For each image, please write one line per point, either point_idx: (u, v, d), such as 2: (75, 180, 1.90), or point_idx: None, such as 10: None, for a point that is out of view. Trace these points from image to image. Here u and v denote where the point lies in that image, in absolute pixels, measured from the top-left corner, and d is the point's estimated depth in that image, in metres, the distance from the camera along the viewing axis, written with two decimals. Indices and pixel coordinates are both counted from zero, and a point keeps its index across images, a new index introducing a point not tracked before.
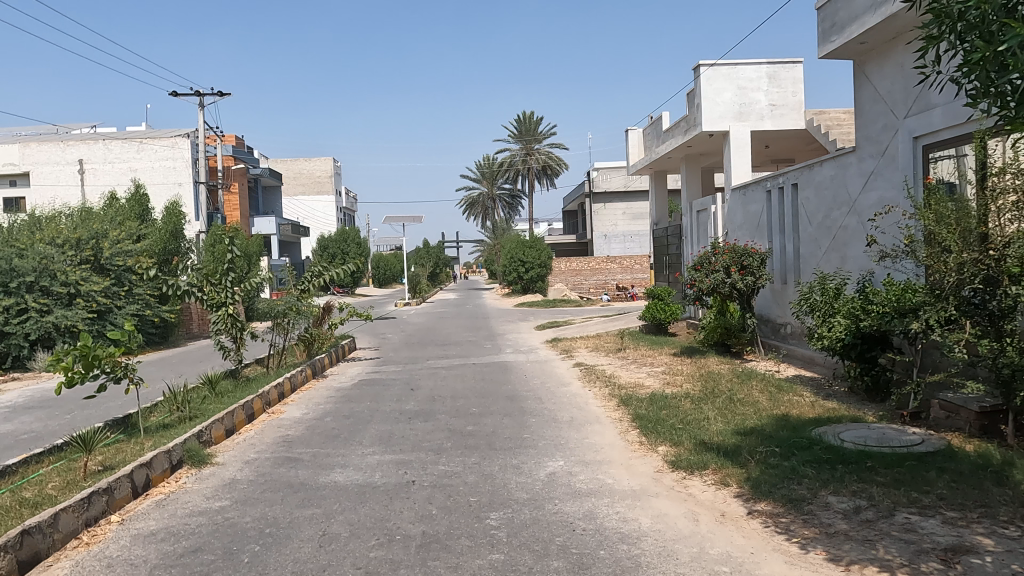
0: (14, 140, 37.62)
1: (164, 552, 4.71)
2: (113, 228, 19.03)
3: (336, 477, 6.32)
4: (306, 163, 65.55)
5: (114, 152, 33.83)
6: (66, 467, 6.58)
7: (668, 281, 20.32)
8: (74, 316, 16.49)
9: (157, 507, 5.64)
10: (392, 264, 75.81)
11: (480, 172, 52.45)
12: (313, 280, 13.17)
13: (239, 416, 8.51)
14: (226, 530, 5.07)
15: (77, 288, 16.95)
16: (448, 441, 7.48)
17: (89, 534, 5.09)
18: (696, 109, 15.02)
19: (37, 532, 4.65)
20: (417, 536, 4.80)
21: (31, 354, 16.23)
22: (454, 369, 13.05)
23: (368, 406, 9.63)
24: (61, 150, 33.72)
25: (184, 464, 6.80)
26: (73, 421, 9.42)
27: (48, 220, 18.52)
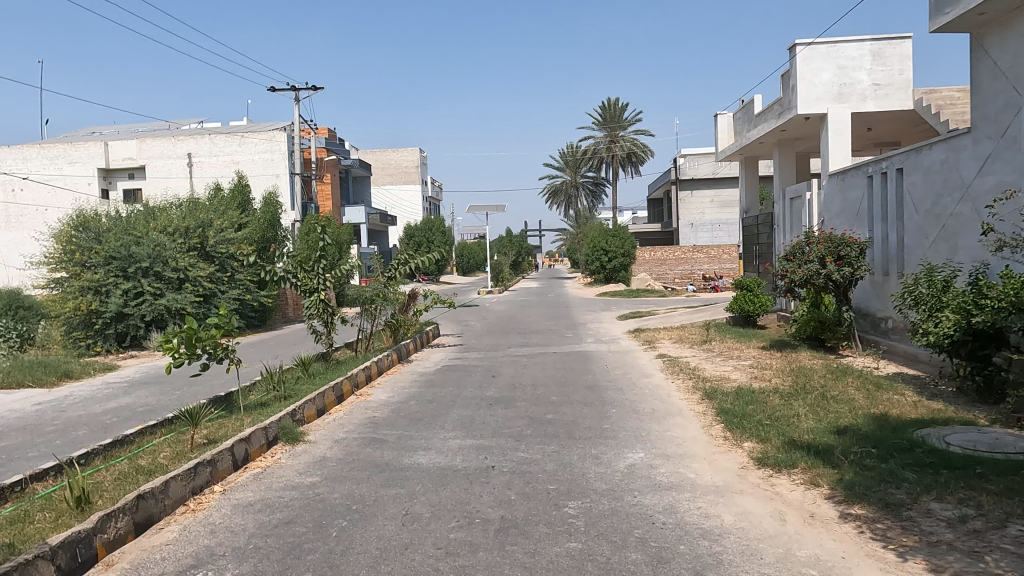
0: (132, 136, 40.76)
1: (261, 522, 5.01)
2: (218, 218, 20.27)
3: (419, 459, 6.51)
4: (393, 153, 67.41)
5: (219, 146, 35.93)
6: (176, 438, 7.11)
7: (758, 272, 19.57)
8: (183, 300, 17.74)
9: (255, 480, 6.01)
10: (475, 252, 76.94)
11: (564, 160, 52.18)
12: (399, 267, 13.60)
13: (330, 397, 8.93)
14: (317, 504, 5.34)
15: (186, 273, 18.22)
16: (528, 429, 7.53)
17: (195, 501, 5.48)
18: (791, 91, 14.31)
19: (150, 497, 5.05)
20: (496, 521, 4.88)
21: (146, 334, 17.62)
22: (535, 357, 13.11)
23: (450, 391, 9.83)
24: (172, 144, 36.20)
25: (280, 441, 7.20)
26: (182, 397, 10.18)
27: (162, 209, 19.93)
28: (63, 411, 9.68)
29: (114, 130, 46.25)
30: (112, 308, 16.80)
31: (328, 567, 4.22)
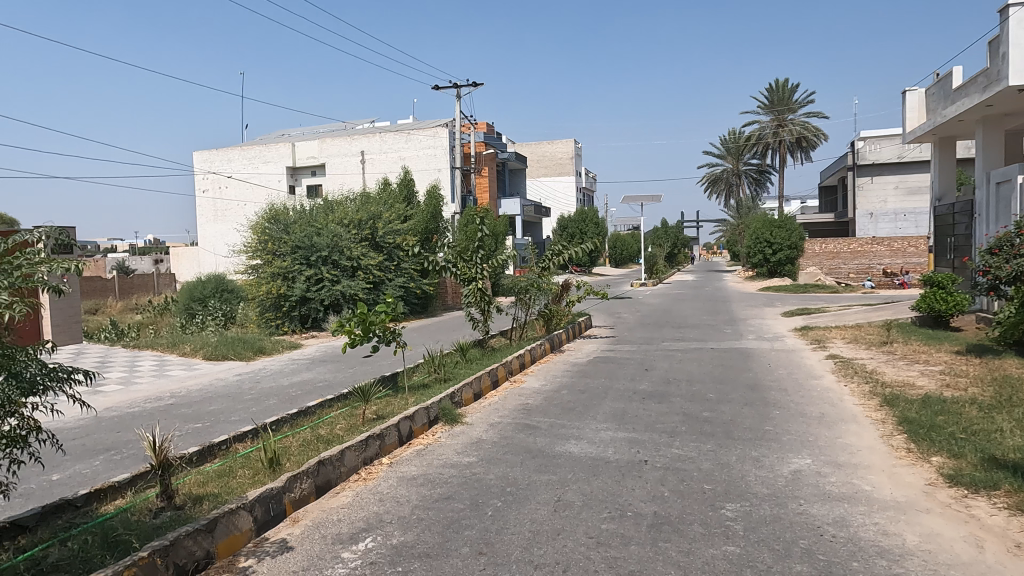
0: (315, 136, 44.92)
1: (423, 495, 5.34)
2: (387, 210, 21.77)
3: (570, 448, 6.57)
4: (549, 146, 68.27)
5: (388, 143, 38.40)
6: (350, 413, 7.77)
7: (952, 267, 17.37)
8: (356, 286, 19.30)
9: (417, 455, 6.41)
10: (628, 244, 75.88)
11: (725, 148, 49.73)
12: (553, 258, 13.77)
13: (486, 382, 9.28)
14: (474, 483, 5.58)
15: (359, 262, 19.79)
16: (682, 425, 7.31)
17: (366, 471, 5.97)
18: (1001, 60, 12.48)
19: (329, 463, 5.57)
20: (648, 515, 4.80)
21: (325, 316, 19.38)
22: (691, 353, 12.68)
23: (602, 383, 9.80)
24: (348, 143, 39.35)
25: (440, 421, 7.61)
26: (354, 375, 11.10)
27: (339, 202, 21.74)
28: (258, 382, 10.96)
29: (300, 131, 51.26)
30: (297, 293, 18.68)
31: (484, 544, 4.40)
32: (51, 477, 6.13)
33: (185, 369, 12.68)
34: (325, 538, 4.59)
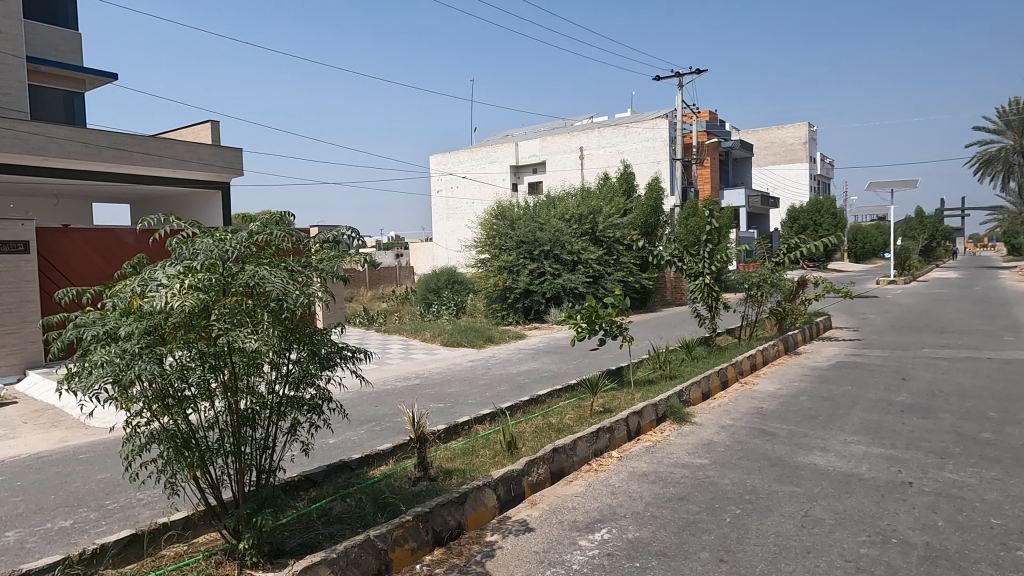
0: (537, 135, 46.78)
1: (656, 493, 5.28)
2: (607, 205, 21.92)
3: (815, 460, 6.03)
4: (778, 131, 63.43)
5: (607, 138, 38.42)
6: (578, 403, 7.96)
7: None
8: (576, 280, 19.72)
9: (647, 452, 6.35)
10: (872, 236, 67.68)
11: (1004, 121, 41.93)
12: (788, 252, 12.75)
13: (714, 382, 8.89)
14: (708, 487, 5.38)
15: (579, 256, 20.19)
16: (956, 446, 6.31)
17: (597, 462, 6.06)
18: None
19: (563, 451, 5.76)
20: (918, 546, 4.22)
21: (546, 309, 20.09)
22: (961, 362, 10.91)
23: (848, 390, 8.85)
24: (568, 140, 40.26)
25: (668, 419, 7.46)
26: (578, 367, 11.37)
27: (561, 198, 22.33)
28: (489, 368, 11.74)
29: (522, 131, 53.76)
30: (521, 285, 19.61)
31: (724, 551, 4.22)
32: (330, 440, 7.17)
33: (427, 353, 14.02)
34: (563, 523, 4.75)
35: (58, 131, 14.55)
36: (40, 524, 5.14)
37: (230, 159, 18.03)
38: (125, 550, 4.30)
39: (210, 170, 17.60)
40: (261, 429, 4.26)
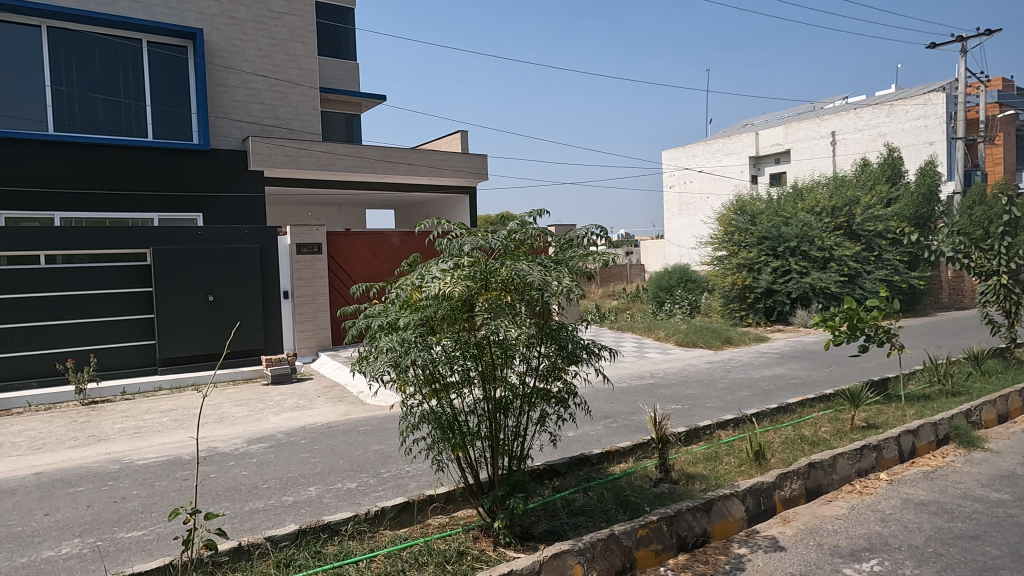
0: (781, 122, 43.36)
1: (939, 527, 4.56)
2: (866, 194, 19.54)
3: None
4: None
5: (865, 120, 33.92)
6: (835, 416, 7.20)
7: None
8: (828, 279, 17.77)
9: (926, 478, 5.51)
10: None
11: None
12: None
13: (1016, 403, 7.41)
14: (1012, 528, 4.49)
15: (831, 252, 18.25)
16: None
17: (861, 484, 5.43)
18: None
19: (820, 467, 5.26)
20: None
21: (792, 310, 18.45)
22: None
23: None
24: (817, 125, 36.54)
25: (951, 442, 6.41)
26: (832, 375, 10.29)
27: (809, 189, 20.36)
28: (728, 371, 11.17)
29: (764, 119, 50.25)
30: (763, 284, 18.29)
31: None
32: (569, 433, 7.40)
33: (661, 352, 13.78)
34: (822, 547, 4.32)
35: (342, 149, 17.05)
36: (333, 483, 6.08)
37: (477, 165, 19.52)
38: (399, 515, 4.88)
39: (460, 177, 19.25)
40: (514, 417, 4.53)
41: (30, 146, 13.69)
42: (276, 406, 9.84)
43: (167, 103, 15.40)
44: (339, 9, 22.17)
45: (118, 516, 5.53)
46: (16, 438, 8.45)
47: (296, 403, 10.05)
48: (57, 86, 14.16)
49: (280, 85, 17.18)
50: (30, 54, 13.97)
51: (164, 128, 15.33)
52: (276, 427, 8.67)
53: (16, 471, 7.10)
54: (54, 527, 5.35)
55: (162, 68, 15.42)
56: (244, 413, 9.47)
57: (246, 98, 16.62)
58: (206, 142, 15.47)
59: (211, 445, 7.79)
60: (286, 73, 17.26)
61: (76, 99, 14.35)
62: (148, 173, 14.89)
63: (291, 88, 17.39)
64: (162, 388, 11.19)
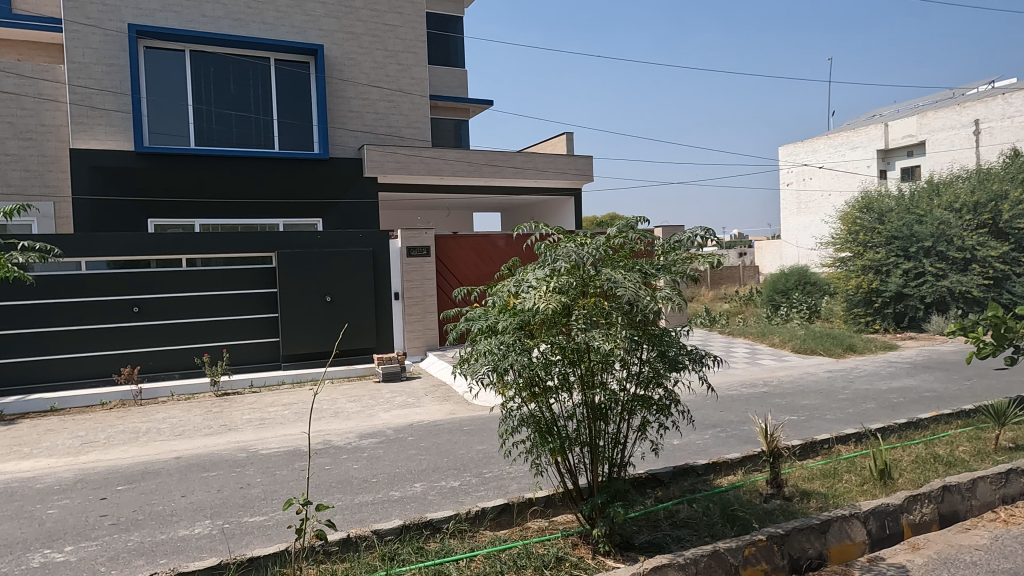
0: (914, 112, 39.94)
1: None
2: (1017, 188, 17.55)
3: None
4: None
5: (1015, 105, 30.60)
6: (976, 434, 6.52)
7: None
8: (970, 282, 16.25)
9: None
10: None
11: None
12: None
13: None
14: None
15: (973, 253, 16.61)
16: None
17: (1007, 512, 4.87)
18: None
19: (956, 491, 4.78)
20: None
21: (926, 316, 16.93)
22: None
23: None
24: (957, 113, 33.42)
25: None
26: (974, 389, 9.32)
27: (947, 183, 18.59)
28: (851, 381, 10.42)
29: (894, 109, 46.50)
30: (892, 288, 16.93)
31: None
32: (674, 441, 7.18)
33: (775, 359, 13.07)
34: None
35: (450, 154, 17.52)
36: (437, 481, 6.23)
37: (582, 167, 19.43)
38: (499, 516, 4.93)
39: (565, 179, 19.22)
40: (614, 424, 4.46)
41: (175, 160, 15.13)
42: (386, 403, 10.26)
43: (292, 116, 16.49)
44: (448, 18, 22.82)
45: (242, 501, 5.96)
46: (161, 424, 9.34)
47: (404, 401, 10.42)
48: (198, 104, 15.53)
49: (393, 94, 17.89)
50: (175, 77, 15.44)
51: (288, 139, 16.43)
52: (386, 423, 9.03)
53: (160, 454, 7.85)
54: (189, 508, 5.85)
55: (287, 84, 16.53)
56: (357, 408, 9.94)
57: (361, 109, 17.46)
58: (326, 151, 16.43)
59: (326, 438, 8.24)
60: (398, 83, 17.96)
61: (213, 115, 15.68)
62: (275, 182, 16.03)
63: (403, 97, 18.04)
64: (285, 382, 11.98)
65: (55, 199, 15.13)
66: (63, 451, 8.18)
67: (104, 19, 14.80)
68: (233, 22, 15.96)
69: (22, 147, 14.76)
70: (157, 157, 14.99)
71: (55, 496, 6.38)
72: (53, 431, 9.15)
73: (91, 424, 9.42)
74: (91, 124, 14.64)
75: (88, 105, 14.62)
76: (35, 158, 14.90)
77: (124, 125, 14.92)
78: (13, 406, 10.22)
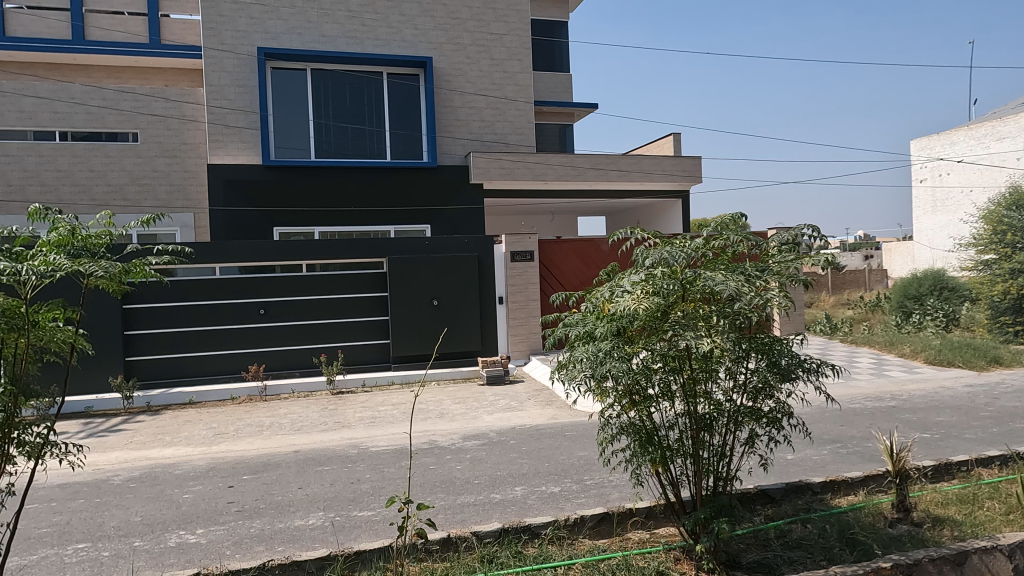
0: None
1: None
2: None
3: None
4: None
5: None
6: None
7: None
8: None
9: None
10: None
11: None
12: None
13: None
14: None
15: None
16: None
17: None
18: None
19: None
20: None
21: None
22: None
23: None
24: None
25: None
26: None
27: None
28: (996, 397, 9.35)
29: None
30: None
31: None
32: (788, 456, 6.77)
33: (905, 371, 12.00)
34: None
35: (554, 158, 17.55)
36: (538, 485, 6.23)
37: (690, 168, 18.83)
38: (599, 525, 4.85)
39: (672, 180, 18.71)
40: (719, 435, 4.27)
41: (298, 172, 16.17)
42: (490, 406, 10.40)
43: (403, 126, 17.17)
44: (553, 23, 22.89)
45: (353, 495, 6.24)
46: (283, 419, 9.98)
47: (508, 404, 10.53)
48: (318, 119, 16.51)
49: (498, 102, 18.16)
50: (298, 95, 16.53)
51: (399, 149, 17.12)
52: (489, 425, 9.15)
53: (280, 448, 8.38)
54: (304, 499, 6.20)
55: (398, 97, 17.23)
56: (461, 410, 10.14)
57: (468, 117, 17.88)
58: (434, 160, 16.98)
59: (432, 438, 8.47)
60: (504, 90, 18.21)
61: (331, 129, 16.61)
62: (387, 190, 16.75)
63: (508, 104, 18.26)
64: (395, 382, 12.46)
65: (195, 211, 16.58)
66: (198, 441, 8.93)
67: (237, 44, 16.11)
68: (349, 40, 16.89)
69: (168, 164, 16.32)
70: (282, 170, 16.08)
71: (191, 482, 6.98)
72: (191, 422, 10.02)
73: (222, 417, 10.23)
74: (226, 141, 15.96)
75: (223, 123, 15.94)
76: (179, 173, 16.42)
77: (254, 141, 16.13)
78: (158, 398, 11.31)
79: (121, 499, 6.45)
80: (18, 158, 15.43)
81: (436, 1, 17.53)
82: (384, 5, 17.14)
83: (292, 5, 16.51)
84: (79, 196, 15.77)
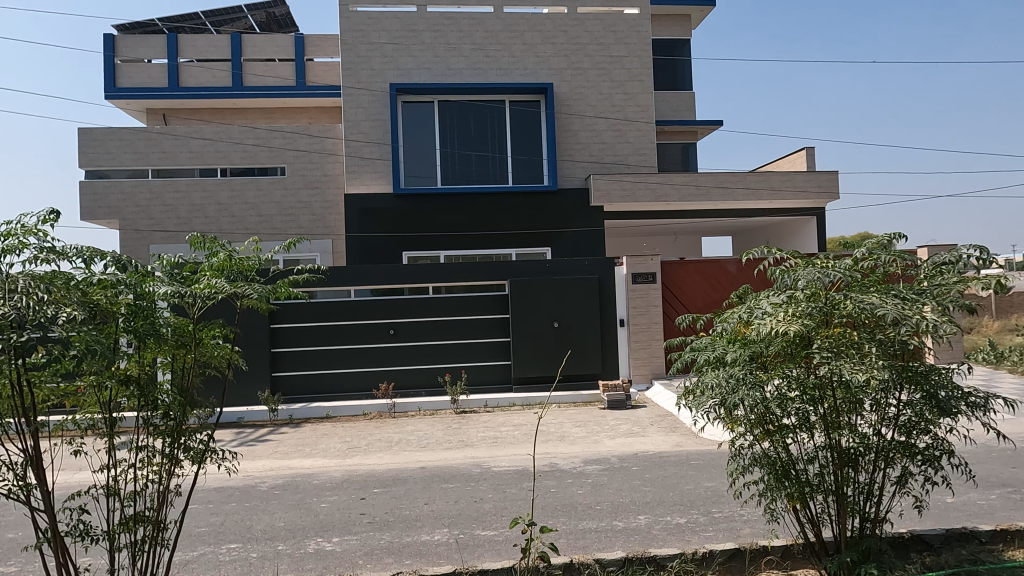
0: None
1: None
2: None
3: None
4: None
5: None
6: None
7: None
8: None
9: None
10: None
11: None
12: None
13: None
14: None
15: None
16: None
17: None
18: None
19: None
20: None
21: None
22: None
23: None
24: None
25: None
26: None
27: None
28: None
29: None
30: None
31: None
32: (947, 499, 6.09)
33: None
34: None
35: (677, 179, 17.16)
36: (663, 515, 6.03)
37: (826, 183, 17.73)
38: (729, 562, 4.61)
39: (805, 197, 17.69)
40: (867, 472, 3.92)
41: (425, 200, 16.98)
42: (612, 431, 10.24)
43: (524, 151, 17.52)
44: (676, 41, 22.56)
45: (477, 514, 6.36)
46: (410, 436, 10.36)
47: (630, 429, 10.31)
48: (444, 148, 17.24)
49: (620, 123, 18.09)
50: (427, 126, 17.41)
51: (522, 174, 17.49)
52: (612, 450, 9.02)
53: (408, 464, 8.71)
54: (431, 515, 6.39)
55: (520, 123, 17.63)
56: (582, 434, 10.06)
57: (589, 140, 17.97)
58: (555, 183, 17.20)
59: (553, 461, 8.45)
60: (624, 112, 18.12)
61: (456, 156, 17.28)
62: (509, 214, 17.15)
63: (629, 125, 18.15)
64: (516, 404, 12.58)
65: (333, 237, 17.79)
66: (334, 453, 9.50)
67: (372, 82, 17.31)
68: (474, 71, 17.64)
69: (311, 195, 17.69)
70: (412, 198, 16.96)
71: (328, 492, 7.41)
72: (327, 436, 10.65)
73: (355, 432, 10.80)
74: (362, 172, 17.06)
75: (359, 156, 17.09)
76: (320, 203, 17.73)
77: (386, 171, 17.13)
78: (301, 411, 12.17)
79: (267, 504, 6.97)
80: (187, 193, 17.37)
81: (557, 28, 17.88)
82: (507, 36, 17.72)
83: (422, 42, 17.48)
84: (236, 226, 17.48)
